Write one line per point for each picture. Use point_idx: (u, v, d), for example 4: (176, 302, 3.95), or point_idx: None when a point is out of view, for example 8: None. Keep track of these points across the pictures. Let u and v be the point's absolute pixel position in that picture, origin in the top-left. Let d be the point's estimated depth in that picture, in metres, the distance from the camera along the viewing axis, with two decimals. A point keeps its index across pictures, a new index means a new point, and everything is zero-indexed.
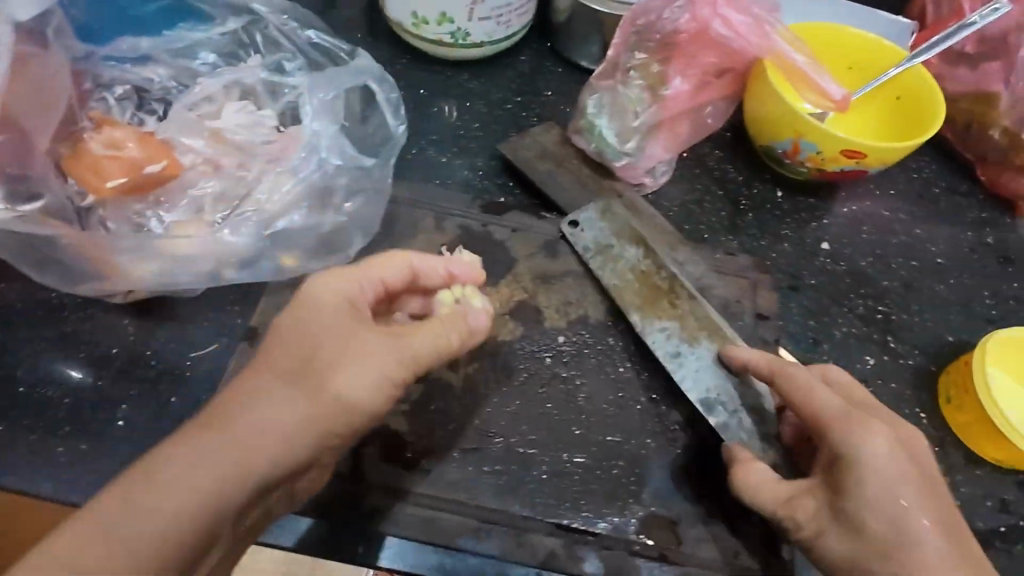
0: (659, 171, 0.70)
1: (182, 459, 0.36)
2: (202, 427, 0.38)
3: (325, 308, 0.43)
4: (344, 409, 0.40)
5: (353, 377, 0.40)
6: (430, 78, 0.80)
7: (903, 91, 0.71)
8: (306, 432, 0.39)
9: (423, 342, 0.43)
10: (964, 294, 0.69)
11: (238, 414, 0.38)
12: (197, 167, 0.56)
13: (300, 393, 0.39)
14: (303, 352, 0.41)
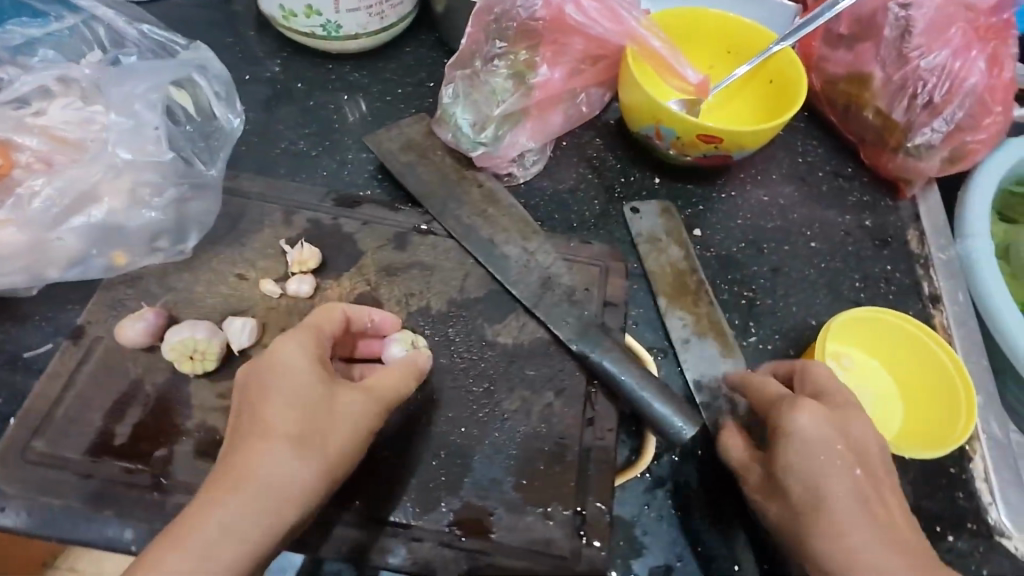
0: (528, 161, 0.70)
1: (215, 526, 0.38)
2: (224, 500, 0.39)
3: (294, 368, 0.44)
4: (343, 456, 0.42)
5: (344, 433, 0.43)
6: (310, 71, 0.78)
7: (776, 75, 0.70)
8: (311, 487, 0.41)
9: (390, 387, 0.47)
10: (832, 277, 0.69)
11: (254, 479, 0.40)
12: (25, 164, 0.53)
13: (303, 453, 0.41)
14: (282, 415, 0.42)
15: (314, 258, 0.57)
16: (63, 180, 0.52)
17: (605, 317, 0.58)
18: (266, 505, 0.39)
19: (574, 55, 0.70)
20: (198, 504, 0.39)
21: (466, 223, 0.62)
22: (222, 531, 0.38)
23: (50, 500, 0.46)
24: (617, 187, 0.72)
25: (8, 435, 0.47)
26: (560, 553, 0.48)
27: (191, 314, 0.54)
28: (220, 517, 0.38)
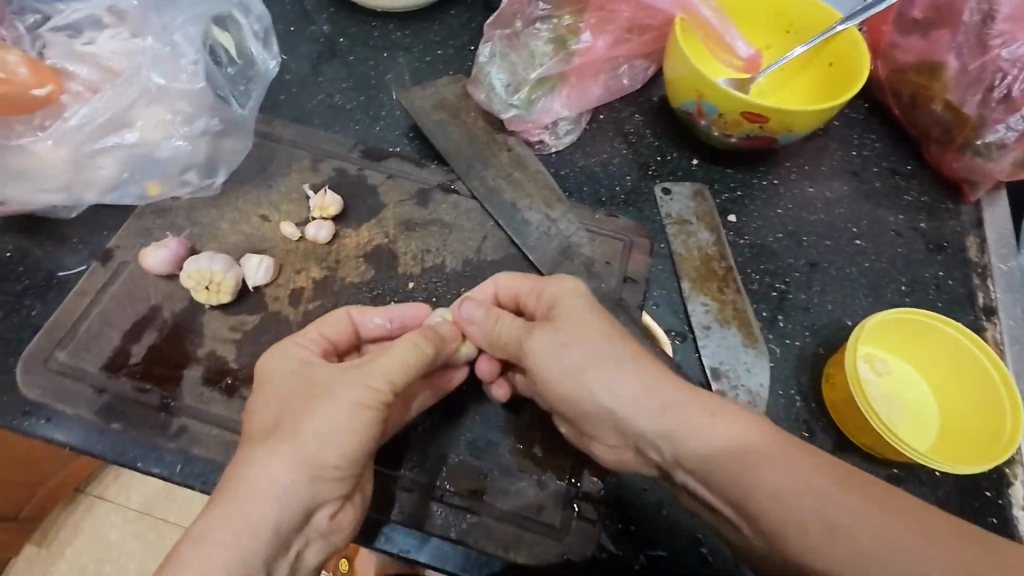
0: (561, 130, 0.68)
1: (205, 536, 0.36)
2: (215, 514, 0.37)
3: (279, 376, 0.44)
4: (329, 444, 0.40)
5: (333, 425, 0.40)
6: (352, 27, 0.76)
7: (835, 56, 0.66)
8: (299, 485, 0.39)
9: (397, 357, 0.43)
10: (877, 278, 0.64)
11: (246, 486, 0.38)
12: (75, 92, 0.55)
13: (285, 452, 0.39)
14: (273, 422, 0.42)
15: (335, 206, 0.57)
16: (98, 101, 0.53)
17: (623, 293, 0.58)
18: (258, 509, 0.38)
19: (620, 24, 0.67)
20: (194, 524, 0.37)
21: (490, 185, 0.61)
22: (211, 545, 0.36)
23: (68, 408, 0.48)
24: (652, 165, 0.69)
25: (34, 345, 0.50)
26: (550, 522, 0.47)
27: (213, 248, 0.55)
28: (213, 531, 0.37)
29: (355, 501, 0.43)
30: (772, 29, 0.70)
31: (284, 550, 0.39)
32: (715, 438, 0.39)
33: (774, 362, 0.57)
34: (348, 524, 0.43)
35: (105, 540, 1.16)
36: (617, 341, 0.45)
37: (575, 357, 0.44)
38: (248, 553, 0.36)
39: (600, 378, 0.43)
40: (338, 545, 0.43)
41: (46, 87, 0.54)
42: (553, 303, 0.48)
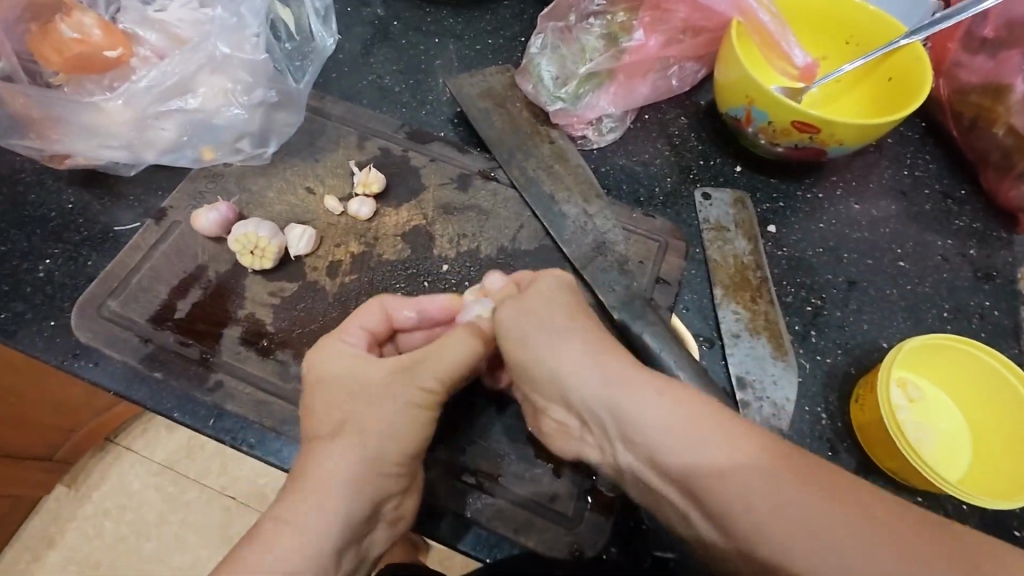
0: (605, 126, 0.68)
1: (284, 528, 0.38)
2: (288, 503, 0.40)
3: (333, 375, 0.46)
4: (391, 438, 0.42)
5: (392, 423, 0.43)
6: (406, 12, 0.78)
7: (894, 71, 0.64)
8: (364, 479, 0.41)
9: (453, 358, 0.45)
10: (918, 302, 0.62)
11: (316, 478, 0.41)
12: (143, 56, 0.58)
13: (351, 448, 0.42)
14: (336, 418, 0.44)
15: (378, 183, 0.59)
16: (166, 65, 0.56)
17: (655, 293, 0.58)
18: (327, 500, 0.40)
19: (675, 24, 0.67)
20: (272, 509, 0.40)
21: (530, 175, 0.61)
22: (285, 530, 0.38)
23: (115, 354, 0.51)
24: (694, 169, 0.68)
25: (88, 293, 0.53)
26: (562, 511, 0.47)
27: (259, 215, 0.57)
28: (293, 520, 0.39)
29: (416, 493, 0.45)
30: (830, 39, 0.68)
31: (352, 539, 0.41)
32: (660, 421, 0.39)
33: (802, 377, 0.57)
34: (410, 515, 0.45)
35: (128, 488, 1.22)
36: (578, 322, 0.46)
37: (533, 331, 0.46)
38: (321, 540, 0.39)
39: (557, 354, 0.44)
40: (400, 533, 0.45)
41: (117, 49, 0.57)
42: (529, 283, 0.50)
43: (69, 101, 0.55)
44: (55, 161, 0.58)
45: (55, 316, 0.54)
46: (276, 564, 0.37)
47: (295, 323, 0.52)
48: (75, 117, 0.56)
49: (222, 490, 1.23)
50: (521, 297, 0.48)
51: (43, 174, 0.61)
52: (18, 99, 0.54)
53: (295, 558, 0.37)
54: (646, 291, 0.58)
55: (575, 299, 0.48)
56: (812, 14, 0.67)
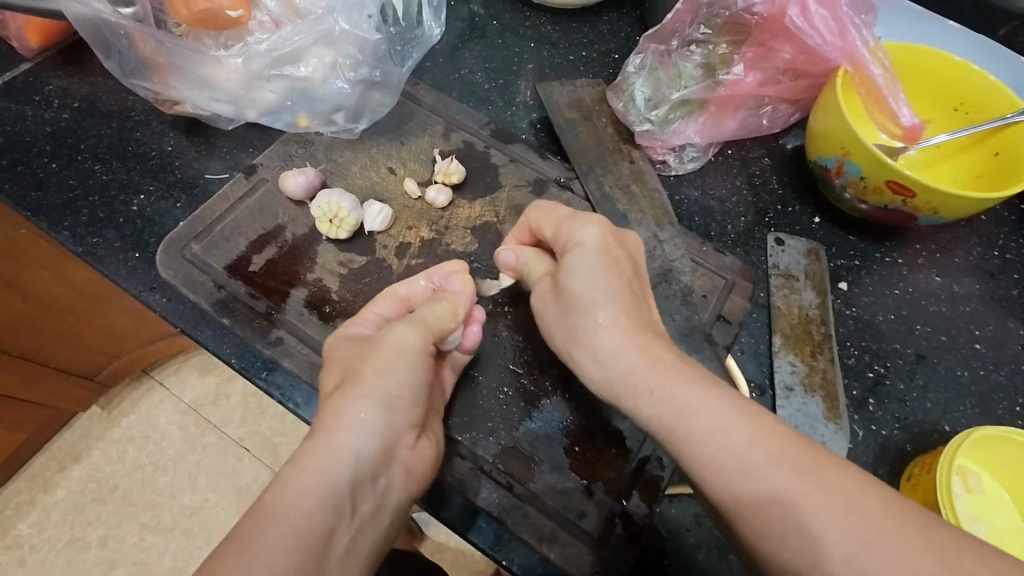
0: (687, 155, 0.67)
1: (298, 469, 0.41)
2: (304, 450, 0.43)
3: (352, 342, 0.49)
4: (394, 377, 0.46)
5: (394, 365, 0.46)
6: (507, 14, 0.79)
7: (1003, 146, 0.61)
8: (371, 415, 0.44)
9: (430, 315, 0.49)
10: (989, 390, 0.59)
11: (328, 422, 0.44)
12: (260, 20, 0.60)
13: (358, 395, 0.45)
14: (342, 371, 0.47)
15: (458, 174, 0.60)
16: (287, 32, 0.58)
17: (713, 330, 0.57)
18: (338, 441, 0.43)
19: (777, 63, 0.64)
20: (288, 458, 0.42)
21: (606, 191, 0.61)
22: (300, 473, 0.41)
23: (189, 294, 0.53)
24: (770, 212, 0.67)
25: (175, 232, 0.55)
26: (588, 530, 0.47)
27: (341, 187, 0.59)
28: (304, 462, 0.42)
29: (430, 437, 0.47)
30: (938, 104, 0.66)
31: (365, 478, 0.43)
32: (653, 407, 0.42)
33: (852, 444, 0.54)
34: (427, 460, 0.45)
35: (156, 422, 1.28)
36: (607, 296, 0.47)
37: (552, 319, 0.50)
38: (332, 477, 0.41)
39: (571, 336, 0.48)
40: (420, 484, 0.45)
41: (238, 10, 0.59)
42: (566, 246, 0.51)
43: (191, 51, 0.58)
44: (164, 105, 0.62)
45: (140, 248, 0.58)
46: (289, 497, 0.39)
47: (359, 295, 0.54)
48: (194, 68, 0.59)
49: (239, 441, 1.27)
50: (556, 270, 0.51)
51: (151, 115, 0.65)
52: (147, 43, 0.58)
53: (309, 495, 0.40)
54: (705, 326, 0.57)
55: (610, 263, 0.49)
56: (924, 75, 0.65)
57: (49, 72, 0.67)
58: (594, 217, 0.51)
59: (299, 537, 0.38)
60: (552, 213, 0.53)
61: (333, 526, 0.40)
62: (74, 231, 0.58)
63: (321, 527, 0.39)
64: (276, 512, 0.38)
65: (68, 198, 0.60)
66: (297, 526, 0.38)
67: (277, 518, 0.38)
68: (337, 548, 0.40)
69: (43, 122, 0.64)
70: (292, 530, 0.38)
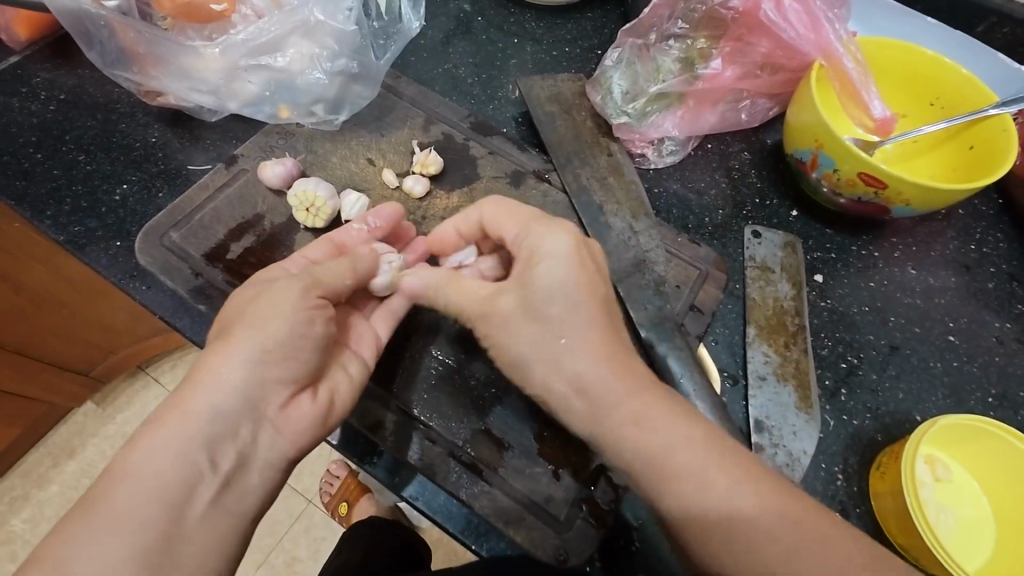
0: (665, 149, 0.68)
1: (153, 434, 0.39)
2: (161, 411, 0.41)
3: (247, 296, 0.47)
4: (264, 333, 0.43)
5: (271, 310, 0.44)
6: (493, 10, 0.80)
7: (978, 139, 0.62)
8: (233, 370, 0.42)
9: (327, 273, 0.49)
10: (962, 381, 0.59)
11: (193, 380, 0.41)
12: (244, 14, 0.63)
13: (230, 348, 0.43)
14: (226, 318, 0.46)
15: (435, 165, 0.60)
16: (264, 23, 0.59)
17: (686, 319, 0.57)
18: (199, 398, 0.41)
19: (755, 58, 0.65)
20: (143, 419, 0.40)
21: (583, 183, 0.62)
22: (153, 432, 0.39)
23: (166, 281, 0.54)
24: (747, 206, 0.68)
25: (155, 221, 0.56)
26: (555, 514, 0.47)
27: (321, 177, 0.60)
28: (160, 419, 0.40)
29: (314, 396, 0.46)
30: (915, 100, 0.67)
31: (229, 437, 0.41)
32: (649, 445, 0.41)
33: (823, 434, 0.55)
34: (305, 417, 0.45)
35: (149, 416, 1.29)
36: (582, 316, 0.45)
37: (527, 343, 0.46)
38: (188, 436, 0.40)
39: (541, 358, 0.45)
40: (295, 441, 0.44)
41: (221, 4, 0.61)
42: (530, 259, 0.48)
43: (174, 43, 0.59)
44: (149, 98, 0.63)
45: (122, 237, 0.59)
46: (141, 459, 0.38)
47: None
48: (175, 59, 0.60)
49: None
50: (516, 281, 0.47)
51: (137, 107, 0.67)
52: (129, 34, 0.59)
53: (165, 455, 0.38)
54: (678, 316, 0.57)
55: (585, 277, 0.47)
56: (902, 71, 0.66)
57: (37, 65, 0.68)
58: (560, 223, 0.49)
59: (154, 493, 0.37)
60: (518, 215, 0.50)
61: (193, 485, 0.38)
62: (57, 221, 0.59)
63: (174, 488, 0.38)
64: (124, 470, 0.37)
65: (52, 188, 0.61)
66: (143, 492, 0.37)
67: (130, 478, 0.37)
68: (198, 508, 0.38)
69: (30, 114, 0.65)
70: (148, 489, 0.37)
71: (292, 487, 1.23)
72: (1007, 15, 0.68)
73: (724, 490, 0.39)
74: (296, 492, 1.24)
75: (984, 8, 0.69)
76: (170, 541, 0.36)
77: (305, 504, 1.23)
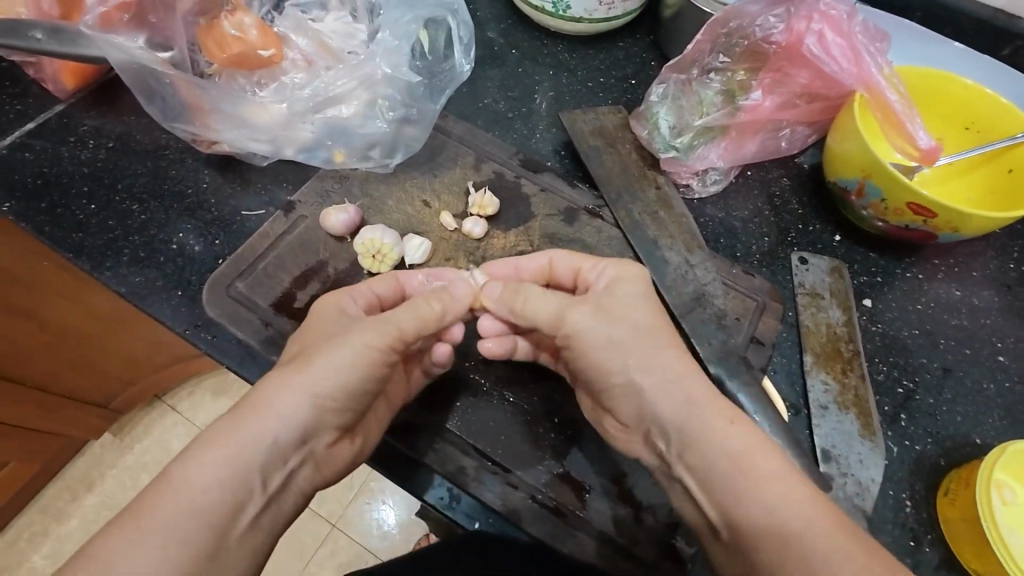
0: (710, 179, 0.69)
1: (210, 446, 0.41)
2: (222, 423, 0.42)
3: (323, 325, 0.50)
4: (333, 374, 0.46)
5: (343, 353, 0.47)
6: (526, 43, 0.81)
7: (1017, 164, 0.64)
8: (298, 410, 0.44)
9: (403, 322, 0.49)
10: (1015, 401, 0.60)
11: (258, 404, 0.44)
12: (293, 59, 0.64)
13: (299, 379, 0.45)
14: (301, 347, 0.48)
15: (493, 206, 0.62)
16: (332, 79, 0.62)
17: (748, 351, 0.60)
18: (263, 424, 0.43)
19: (794, 88, 0.67)
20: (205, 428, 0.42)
21: (636, 218, 0.63)
22: (214, 445, 0.41)
23: (236, 331, 0.55)
24: (792, 232, 0.69)
25: (220, 272, 0.58)
26: (641, 557, 0.49)
27: (380, 221, 0.61)
28: (220, 433, 0.42)
29: (352, 441, 0.48)
30: (951, 122, 0.69)
31: (281, 463, 0.43)
32: (728, 451, 0.42)
33: (888, 460, 0.56)
34: (342, 457, 0.48)
35: (169, 447, 1.28)
36: (658, 334, 0.50)
37: (604, 340, 0.50)
38: (245, 456, 0.41)
39: (615, 354, 0.49)
40: (326, 478, 0.47)
41: (270, 50, 0.62)
42: (611, 281, 0.53)
43: (232, 95, 0.61)
44: (201, 146, 0.63)
45: (182, 287, 0.59)
46: (197, 470, 0.39)
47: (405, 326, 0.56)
48: (233, 110, 0.61)
49: None
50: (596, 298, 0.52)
51: (185, 153, 0.67)
52: (189, 89, 0.60)
53: (220, 470, 0.40)
54: (741, 349, 0.59)
55: (657, 307, 0.52)
56: (937, 97, 0.67)
57: (83, 113, 0.68)
58: (636, 263, 0.54)
59: (204, 506, 0.38)
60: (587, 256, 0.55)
61: (240, 504, 0.40)
62: (116, 273, 0.59)
63: (225, 505, 0.39)
64: (180, 479, 0.39)
65: (108, 239, 0.61)
66: (193, 503, 0.38)
67: (185, 488, 0.38)
68: (239, 527, 0.40)
69: (80, 163, 0.65)
70: (199, 502, 0.38)
71: (321, 513, 1.23)
72: None
73: (793, 502, 0.39)
74: (319, 516, 1.23)
75: (1009, 32, 0.70)
76: (210, 557, 0.38)
77: (329, 529, 1.22)
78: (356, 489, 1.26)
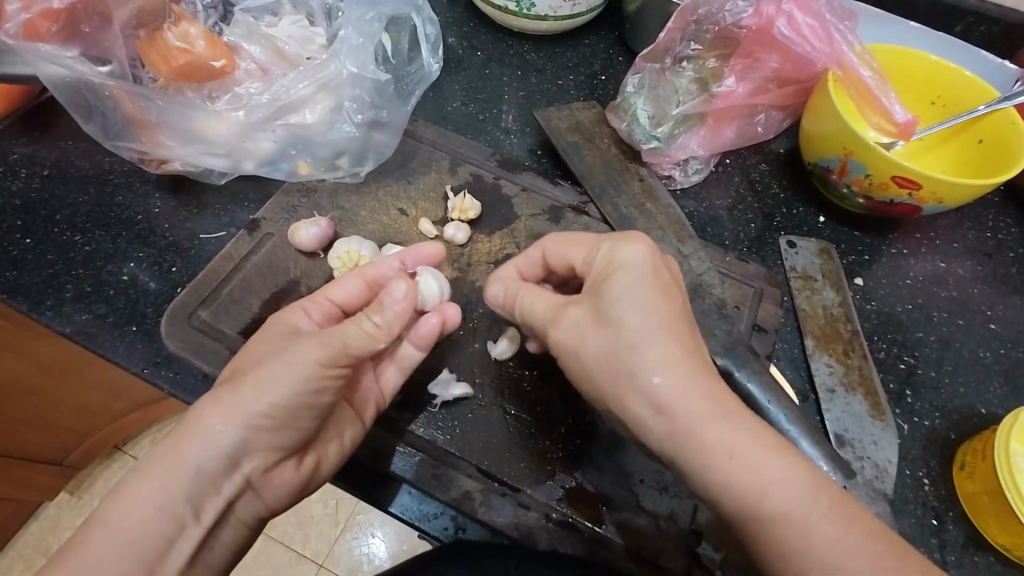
0: (691, 168, 0.68)
1: (142, 482, 0.38)
2: (154, 453, 0.39)
3: (266, 341, 0.45)
4: (267, 394, 0.41)
5: (282, 373, 0.41)
6: (491, 44, 0.79)
7: (985, 134, 0.65)
8: (230, 440, 0.40)
9: (348, 333, 0.44)
10: (1013, 367, 0.60)
11: (190, 431, 0.40)
12: (247, 69, 0.60)
13: (232, 402, 0.40)
14: (240, 364, 0.43)
15: (474, 209, 0.59)
16: (290, 82, 0.57)
17: (752, 340, 0.58)
18: (192, 454, 0.39)
19: (766, 72, 0.66)
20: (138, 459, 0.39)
21: (623, 212, 0.61)
22: (144, 480, 0.38)
23: (202, 365, 0.50)
24: (778, 216, 0.68)
25: (179, 301, 0.52)
26: (667, 567, 0.45)
27: (355, 234, 0.58)
28: (150, 467, 0.39)
29: (298, 462, 0.45)
30: (918, 98, 0.69)
31: (217, 490, 0.40)
32: (733, 458, 0.38)
33: (900, 439, 0.54)
34: (288, 480, 0.44)
35: None
36: (659, 319, 0.42)
37: (597, 351, 0.43)
38: (177, 488, 0.38)
39: (610, 361, 0.42)
40: (271, 504, 0.44)
41: (221, 60, 0.58)
42: (603, 273, 0.45)
43: (179, 106, 0.56)
44: (151, 165, 0.59)
45: (136, 321, 0.53)
46: (125, 509, 0.37)
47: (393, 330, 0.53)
48: (183, 122, 0.56)
49: None
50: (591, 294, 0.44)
51: (132, 176, 0.61)
52: (131, 101, 0.56)
53: (151, 506, 0.37)
54: (745, 337, 0.58)
55: (660, 286, 0.43)
56: (907, 73, 0.68)
57: (11, 140, 0.61)
58: (639, 236, 0.46)
59: (133, 545, 0.36)
60: (584, 242, 0.48)
61: (175, 538, 0.38)
62: (58, 310, 0.53)
63: (158, 541, 0.37)
64: (107, 520, 0.36)
65: (47, 275, 0.55)
66: (120, 543, 0.36)
67: (113, 529, 0.36)
68: (177, 560, 0.38)
69: (11, 194, 0.59)
70: (129, 543, 0.36)
71: (307, 554, 1.15)
72: (983, 15, 0.71)
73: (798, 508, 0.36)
74: (304, 558, 1.15)
75: (962, 9, 0.71)
76: None
77: (316, 569, 1.14)
78: (342, 525, 1.18)
